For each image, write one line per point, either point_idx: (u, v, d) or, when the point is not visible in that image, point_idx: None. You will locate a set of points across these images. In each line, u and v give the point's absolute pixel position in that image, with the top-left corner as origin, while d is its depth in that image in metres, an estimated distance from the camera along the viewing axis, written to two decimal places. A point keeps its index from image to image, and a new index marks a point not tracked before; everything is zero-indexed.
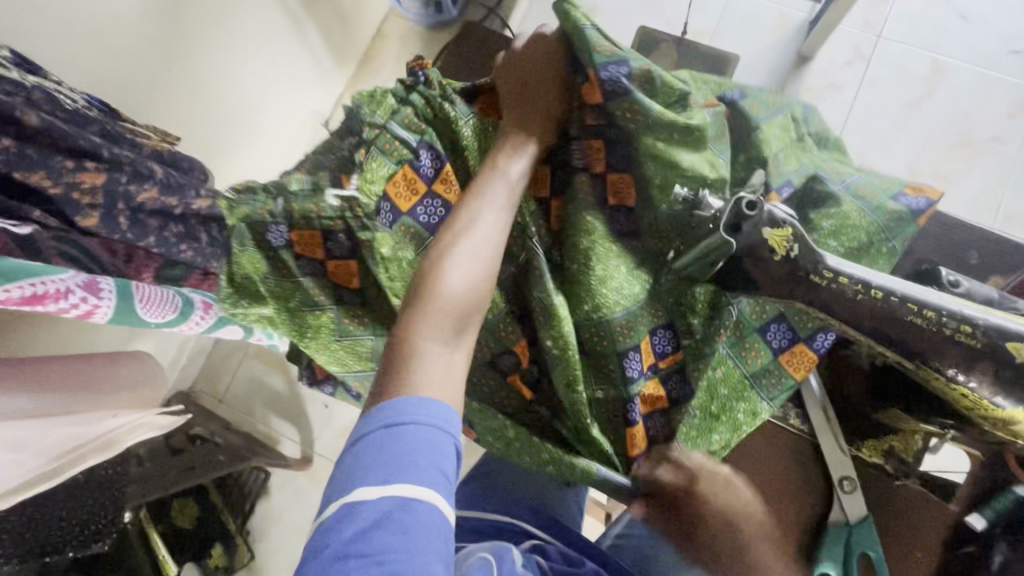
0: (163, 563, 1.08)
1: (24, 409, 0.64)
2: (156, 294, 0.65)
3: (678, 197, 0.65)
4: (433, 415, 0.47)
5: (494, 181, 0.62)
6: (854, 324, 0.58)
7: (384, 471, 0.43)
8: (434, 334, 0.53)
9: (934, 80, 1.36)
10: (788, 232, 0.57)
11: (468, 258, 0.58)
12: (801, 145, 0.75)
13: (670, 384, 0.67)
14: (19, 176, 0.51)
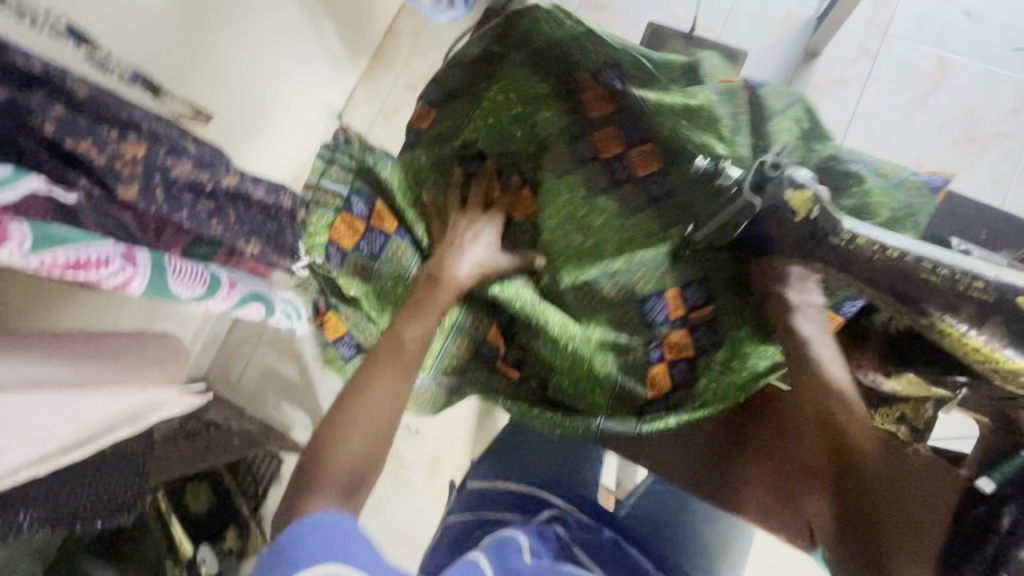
0: (180, 543, 1.13)
1: (65, 377, 0.67)
2: (186, 269, 0.67)
3: (700, 168, 0.80)
4: (332, 520, 0.51)
5: (388, 345, 0.69)
6: (870, 282, 0.63)
7: (305, 558, 0.48)
8: (327, 494, 0.54)
9: (939, 76, 1.38)
10: (809, 194, 0.68)
11: (365, 411, 0.61)
12: (816, 133, 0.80)
13: (699, 338, 0.79)
14: (68, 144, 0.53)
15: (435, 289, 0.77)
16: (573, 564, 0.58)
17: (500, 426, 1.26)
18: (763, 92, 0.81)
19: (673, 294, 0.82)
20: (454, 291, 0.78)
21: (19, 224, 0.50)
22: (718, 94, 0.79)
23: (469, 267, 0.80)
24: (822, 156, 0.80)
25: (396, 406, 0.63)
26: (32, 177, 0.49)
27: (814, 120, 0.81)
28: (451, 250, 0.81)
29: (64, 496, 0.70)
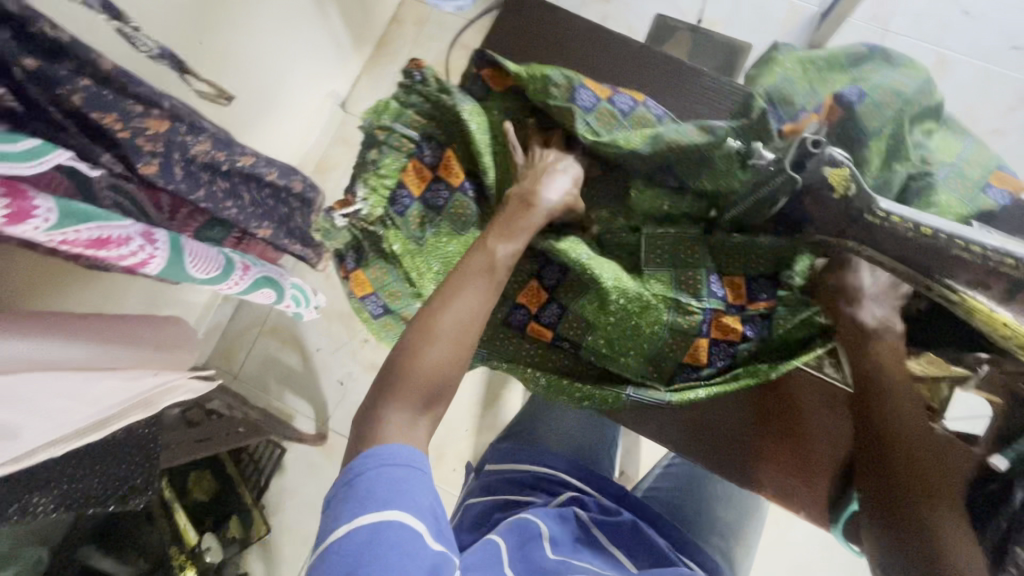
0: (184, 531, 1.12)
1: (74, 358, 0.65)
2: (201, 250, 0.66)
3: (729, 148, 0.67)
4: (400, 455, 0.50)
5: (477, 261, 0.64)
6: (902, 260, 0.57)
7: (373, 502, 0.47)
8: (406, 403, 0.55)
9: (938, 73, 1.40)
10: (846, 171, 0.59)
11: (452, 321, 0.59)
12: (899, 152, 0.69)
13: (752, 327, 0.70)
14: (93, 117, 0.52)
15: (525, 213, 0.69)
16: (592, 547, 0.59)
17: (505, 416, 1.27)
18: (857, 109, 0.69)
19: (732, 280, 0.71)
20: (545, 217, 0.70)
21: (45, 198, 0.48)
22: (783, 119, 0.69)
23: (558, 195, 0.72)
24: (904, 178, 0.68)
25: (479, 323, 0.61)
26: (58, 151, 0.48)
27: (900, 135, 0.69)
28: (539, 177, 0.72)
29: (77, 478, 0.70)
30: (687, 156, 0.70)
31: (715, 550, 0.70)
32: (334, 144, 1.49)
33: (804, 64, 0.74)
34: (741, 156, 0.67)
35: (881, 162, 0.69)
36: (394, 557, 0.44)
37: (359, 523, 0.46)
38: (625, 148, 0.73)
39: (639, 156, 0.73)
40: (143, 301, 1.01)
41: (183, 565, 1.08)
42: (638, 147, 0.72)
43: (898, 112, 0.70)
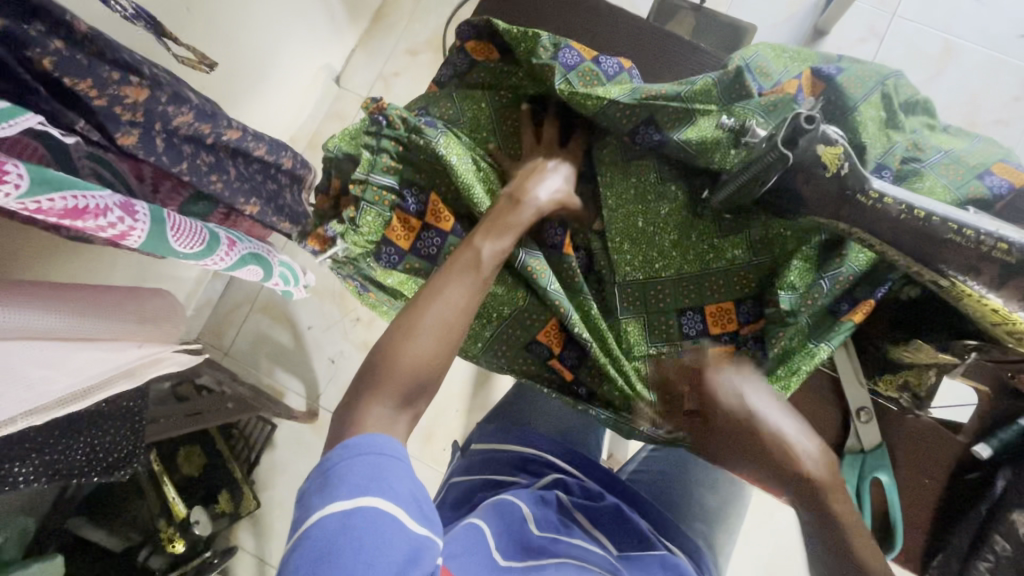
0: (173, 505, 1.10)
1: (56, 328, 0.64)
2: (184, 224, 0.64)
3: (723, 126, 0.66)
4: (376, 442, 0.49)
5: (464, 257, 0.64)
6: (893, 244, 0.56)
7: (347, 488, 0.46)
8: (389, 396, 0.54)
9: (945, 60, 1.37)
10: (841, 150, 0.56)
11: (436, 316, 0.59)
12: (895, 123, 0.68)
13: (751, 352, 0.67)
14: (66, 82, 0.50)
15: (516, 210, 0.68)
16: (575, 531, 0.59)
17: (495, 397, 1.27)
18: (840, 81, 0.68)
19: (721, 307, 0.69)
20: (534, 214, 0.69)
21: (15, 163, 0.47)
22: (762, 111, 0.66)
23: (549, 194, 0.71)
24: (903, 149, 0.66)
25: (463, 320, 0.61)
26: (29, 114, 0.45)
27: (893, 108, 0.68)
28: (530, 178, 0.71)
29: (61, 451, 0.69)
30: (672, 108, 0.68)
31: (696, 534, 0.70)
32: (327, 119, 1.46)
33: (775, 50, 0.72)
34: (734, 134, 0.65)
35: (880, 135, 0.66)
36: (368, 540, 0.43)
37: (331, 509, 0.45)
38: (603, 101, 0.70)
39: (616, 105, 0.70)
40: (130, 273, 1.00)
41: (171, 536, 1.09)
42: (616, 96, 0.70)
43: (882, 86, 0.68)
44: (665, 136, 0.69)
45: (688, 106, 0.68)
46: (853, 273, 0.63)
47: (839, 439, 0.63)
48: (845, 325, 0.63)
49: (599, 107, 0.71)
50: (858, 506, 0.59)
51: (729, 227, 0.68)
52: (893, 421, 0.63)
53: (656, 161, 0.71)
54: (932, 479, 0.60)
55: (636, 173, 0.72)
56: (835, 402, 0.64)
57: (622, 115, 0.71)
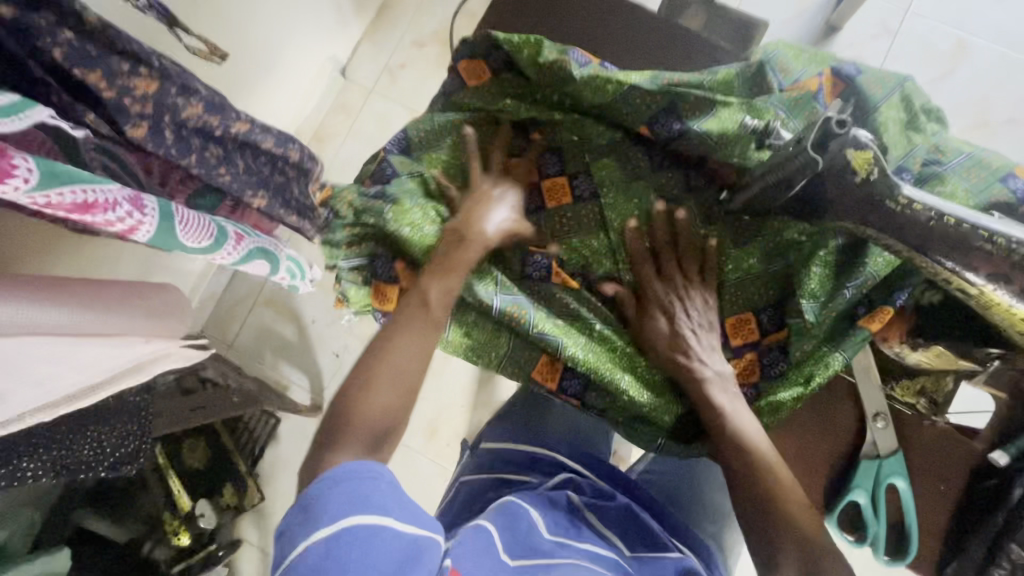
0: (178, 498, 1.14)
1: (63, 323, 0.64)
2: (193, 218, 0.63)
3: (748, 126, 0.66)
4: (351, 468, 0.49)
5: (412, 303, 0.64)
6: (921, 251, 0.56)
7: (326, 515, 0.45)
8: (352, 448, 0.53)
9: (958, 57, 1.36)
10: (871, 155, 0.55)
11: (388, 366, 0.59)
12: (915, 125, 0.67)
13: (773, 360, 0.66)
14: (76, 73, 0.49)
15: (461, 248, 0.68)
16: (585, 532, 0.59)
17: (501, 393, 1.27)
18: (860, 80, 0.67)
19: (739, 319, 0.69)
20: (481, 249, 0.69)
21: (24, 156, 0.46)
22: (784, 106, 0.66)
23: (496, 224, 0.70)
24: (923, 152, 0.65)
25: (419, 363, 0.61)
26: (39, 108, 0.45)
27: (912, 110, 0.67)
28: (476, 209, 0.70)
29: (69, 445, 0.69)
30: (695, 96, 0.68)
31: (706, 535, 0.70)
32: (333, 111, 1.46)
33: (794, 50, 0.71)
34: (757, 140, 0.66)
35: (901, 137, 0.66)
36: (355, 559, 0.43)
37: (314, 538, 0.44)
38: (622, 85, 0.68)
39: (638, 90, 0.68)
40: (136, 267, 1.00)
41: (177, 530, 1.13)
42: (638, 81, 0.68)
43: (903, 88, 0.67)
44: (685, 124, 0.68)
45: (710, 96, 0.68)
46: (875, 279, 0.63)
47: (855, 446, 0.63)
48: (862, 333, 0.62)
49: (614, 96, 0.69)
50: (872, 510, 0.59)
51: (746, 236, 0.69)
52: (911, 427, 0.61)
53: (649, 182, 0.73)
54: (946, 485, 0.60)
55: (638, 196, 0.73)
56: (851, 404, 0.64)
57: (643, 100, 0.69)
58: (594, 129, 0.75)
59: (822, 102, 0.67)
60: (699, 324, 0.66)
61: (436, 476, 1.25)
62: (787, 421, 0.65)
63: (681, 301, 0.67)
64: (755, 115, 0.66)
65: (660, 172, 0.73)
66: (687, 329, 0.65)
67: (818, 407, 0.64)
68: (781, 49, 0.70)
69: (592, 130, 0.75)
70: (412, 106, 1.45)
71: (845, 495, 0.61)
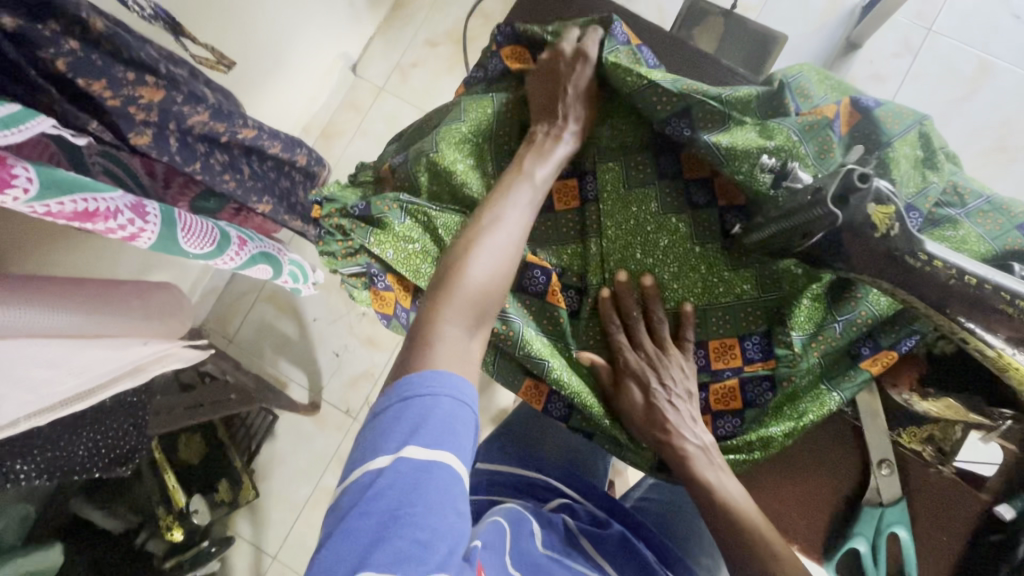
0: (173, 493, 1.11)
1: (62, 327, 0.63)
2: (196, 225, 0.62)
3: (764, 167, 0.61)
4: (459, 388, 0.48)
5: (516, 180, 0.65)
6: (938, 309, 0.54)
7: (427, 434, 0.44)
8: (458, 318, 0.55)
9: (979, 79, 1.33)
10: (892, 210, 0.53)
11: (493, 240, 0.60)
12: (932, 163, 0.65)
13: (754, 389, 0.64)
14: (79, 83, 0.48)
15: (539, 147, 0.67)
16: (580, 556, 0.58)
17: (500, 400, 1.27)
18: (876, 113, 0.65)
19: (723, 342, 0.65)
20: (573, 144, 0.68)
21: (24, 166, 0.44)
22: (798, 129, 0.62)
23: (567, 147, 0.68)
24: (938, 192, 0.63)
25: (519, 239, 0.62)
26: (41, 119, 0.43)
27: (930, 148, 0.65)
28: (546, 140, 0.67)
29: (64, 446, 0.69)
30: (710, 106, 0.64)
31: (700, 566, 0.70)
32: (341, 109, 1.44)
33: (818, 75, 0.70)
34: (773, 180, 0.62)
35: (914, 173, 0.64)
36: (436, 500, 0.42)
37: (408, 454, 0.43)
38: (643, 80, 0.66)
39: (657, 89, 0.65)
40: (139, 262, 1.00)
41: (170, 525, 1.10)
42: (658, 80, 0.65)
43: (920, 125, 0.65)
44: (697, 133, 0.64)
45: (726, 109, 0.63)
46: (872, 316, 0.60)
47: (856, 491, 0.62)
48: (861, 374, 0.60)
49: (636, 88, 0.66)
50: (873, 558, 0.58)
51: (740, 260, 0.65)
52: (916, 474, 0.61)
53: (656, 191, 0.68)
54: (950, 535, 0.59)
55: (636, 203, 0.69)
56: (856, 449, 0.63)
57: (660, 102, 0.65)
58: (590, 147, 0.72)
59: (838, 130, 0.63)
60: (678, 391, 0.63)
61: None
62: (762, 464, 0.64)
63: (656, 369, 0.64)
64: (768, 135, 0.62)
65: (666, 180, 0.69)
66: (663, 400, 0.62)
67: (811, 445, 0.64)
68: (811, 74, 0.70)
69: (605, 128, 0.71)
70: (422, 106, 1.44)
71: (846, 541, 0.60)
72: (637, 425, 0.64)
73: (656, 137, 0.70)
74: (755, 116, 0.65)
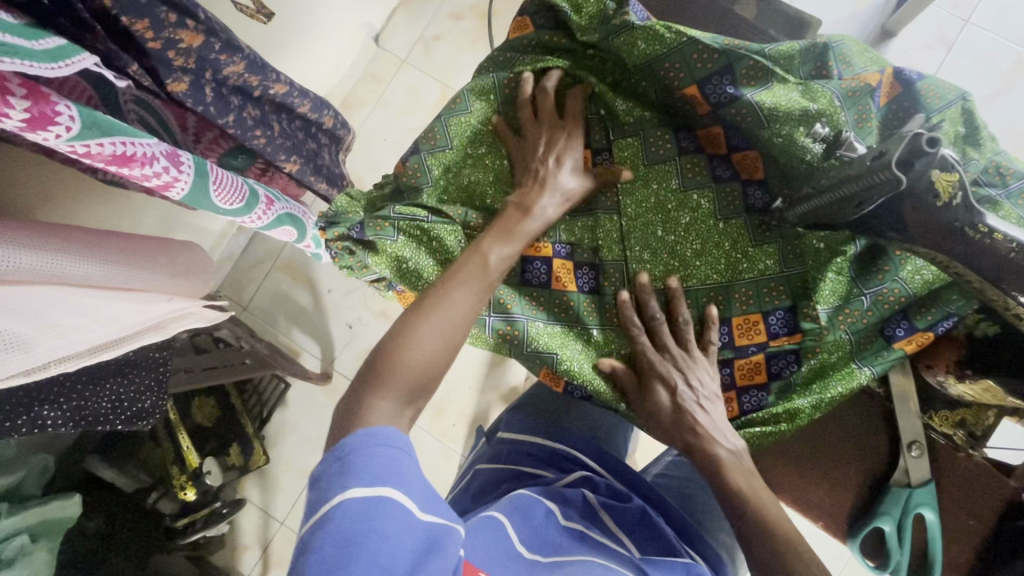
0: (186, 454, 1.12)
1: (90, 276, 0.63)
2: (226, 179, 0.62)
3: (815, 138, 0.59)
4: (393, 435, 0.49)
5: (470, 264, 0.63)
6: (994, 283, 0.52)
7: (367, 477, 0.45)
8: (393, 393, 0.54)
9: (1016, 74, 1.29)
10: (956, 178, 0.51)
11: (441, 323, 0.59)
12: (975, 139, 0.60)
13: (781, 362, 0.64)
14: (124, 21, 0.47)
15: (523, 218, 0.66)
16: (597, 533, 0.58)
17: (513, 376, 1.27)
18: (918, 86, 0.62)
19: (747, 319, 0.65)
20: (542, 225, 0.67)
21: (67, 104, 0.44)
22: (840, 94, 0.61)
23: (547, 211, 0.67)
24: (979, 169, 0.59)
25: (469, 321, 0.61)
26: (86, 55, 0.43)
27: (974, 124, 0.61)
28: (535, 186, 0.67)
29: (88, 397, 0.68)
30: (754, 61, 0.62)
31: (720, 545, 0.70)
32: (363, 79, 1.43)
33: (858, 45, 0.65)
34: (825, 151, 0.60)
35: (955, 149, 0.60)
36: (387, 530, 0.43)
37: (351, 495, 0.44)
38: (682, 36, 0.63)
39: (696, 46, 0.63)
40: (163, 221, 1.00)
41: (183, 485, 1.11)
42: (699, 35, 0.63)
43: (964, 101, 0.61)
44: (739, 92, 0.62)
45: (770, 64, 0.61)
46: (905, 293, 0.60)
47: (883, 477, 0.62)
48: (893, 353, 0.60)
49: (656, 55, 0.65)
50: (898, 538, 0.58)
51: (762, 236, 0.65)
52: (943, 458, 0.60)
53: (677, 166, 0.68)
54: (978, 521, 0.59)
55: (656, 180, 0.68)
56: (884, 428, 0.62)
57: (699, 58, 0.63)
58: (617, 108, 0.70)
59: (878, 100, 0.61)
60: (706, 394, 0.62)
61: (441, 456, 1.26)
62: (783, 440, 0.64)
63: (682, 371, 0.63)
64: (812, 97, 0.60)
65: (686, 155, 0.68)
66: (691, 401, 0.62)
67: (833, 424, 0.64)
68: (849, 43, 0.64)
69: (621, 98, 0.70)
70: (445, 80, 1.42)
71: (871, 522, 0.60)
72: (665, 429, 0.63)
73: (666, 120, 0.70)
74: (798, 75, 0.63)
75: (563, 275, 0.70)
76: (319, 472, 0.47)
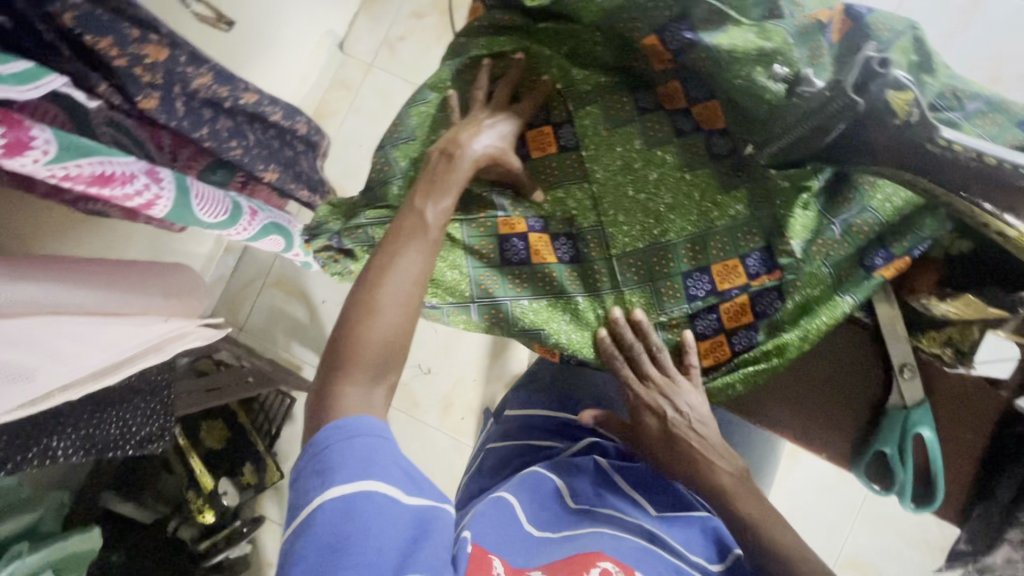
0: (200, 477, 1.12)
1: (84, 303, 0.64)
2: (208, 194, 0.63)
3: (775, 78, 0.59)
4: (367, 425, 0.49)
5: (409, 224, 0.62)
6: (959, 192, 0.53)
7: (344, 474, 0.46)
8: (360, 377, 0.53)
9: (969, 12, 1.31)
10: (912, 95, 0.52)
11: (391, 291, 0.57)
12: (928, 66, 0.62)
13: (764, 302, 0.65)
14: (87, 40, 0.48)
15: (450, 167, 0.66)
16: (611, 493, 0.61)
17: (514, 365, 1.28)
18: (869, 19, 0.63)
19: (726, 265, 0.66)
20: (470, 167, 0.67)
21: (41, 128, 0.44)
22: (794, 31, 0.62)
23: (482, 146, 0.68)
24: (933, 94, 0.61)
25: (422, 282, 0.59)
26: (55, 76, 0.43)
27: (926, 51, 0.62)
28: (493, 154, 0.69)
29: (95, 424, 0.69)
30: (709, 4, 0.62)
31: None
32: (333, 88, 1.43)
33: None
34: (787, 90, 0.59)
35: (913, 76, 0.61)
36: (372, 526, 0.44)
37: (330, 496, 0.45)
38: None
39: None
40: (149, 247, 1.00)
41: (201, 508, 1.12)
42: None
43: (914, 30, 0.62)
44: (697, 35, 0.63)
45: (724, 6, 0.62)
46: (877, 221, 0.61)
47: (879, 400, 0.63)
48: (874, 279, 0.61)
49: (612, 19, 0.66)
50: (900, 459, 0.60)
51: (730, 182, 0.66)
52: (935, 376, 0.62)
53: (640, 127, 0.69)
54: (976, 434, 0.61)
55: (621, 142, 0.69)
56: (875, 355, 0.64)
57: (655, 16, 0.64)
58: (576, 74, 0.72)
59: (830, 37, 0.63)
60: (696, 415, 0.63)
61: (450, 450, 1.27)
62: (773, 381, 0.66)
63: (668, 399, 0.64)
64: (767, 36, 0.60)
65: (647, 115, 0.69)
66: (680, 426, 0.62)
67: (822, 358, 0.65)
68: None
69: (576, 68, 0.72)
70: (412, 78, 1.43)
71: (872, 446, 0.62)
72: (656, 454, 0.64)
73: (628, 80, 0.71)
74: (751, 17, 0.64)
75: (541, 247, 0.71)
76: (298, 471, 0.48)
